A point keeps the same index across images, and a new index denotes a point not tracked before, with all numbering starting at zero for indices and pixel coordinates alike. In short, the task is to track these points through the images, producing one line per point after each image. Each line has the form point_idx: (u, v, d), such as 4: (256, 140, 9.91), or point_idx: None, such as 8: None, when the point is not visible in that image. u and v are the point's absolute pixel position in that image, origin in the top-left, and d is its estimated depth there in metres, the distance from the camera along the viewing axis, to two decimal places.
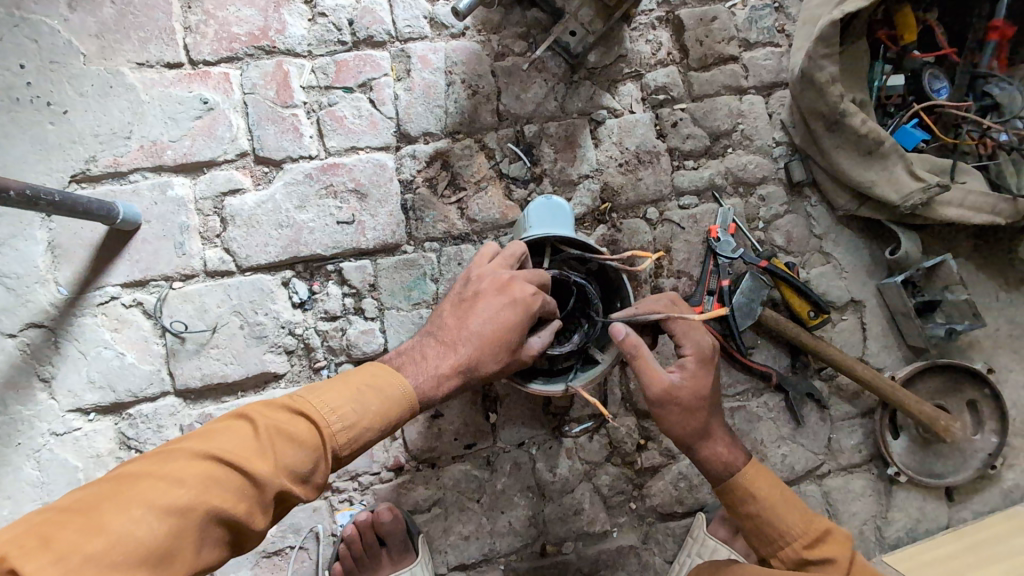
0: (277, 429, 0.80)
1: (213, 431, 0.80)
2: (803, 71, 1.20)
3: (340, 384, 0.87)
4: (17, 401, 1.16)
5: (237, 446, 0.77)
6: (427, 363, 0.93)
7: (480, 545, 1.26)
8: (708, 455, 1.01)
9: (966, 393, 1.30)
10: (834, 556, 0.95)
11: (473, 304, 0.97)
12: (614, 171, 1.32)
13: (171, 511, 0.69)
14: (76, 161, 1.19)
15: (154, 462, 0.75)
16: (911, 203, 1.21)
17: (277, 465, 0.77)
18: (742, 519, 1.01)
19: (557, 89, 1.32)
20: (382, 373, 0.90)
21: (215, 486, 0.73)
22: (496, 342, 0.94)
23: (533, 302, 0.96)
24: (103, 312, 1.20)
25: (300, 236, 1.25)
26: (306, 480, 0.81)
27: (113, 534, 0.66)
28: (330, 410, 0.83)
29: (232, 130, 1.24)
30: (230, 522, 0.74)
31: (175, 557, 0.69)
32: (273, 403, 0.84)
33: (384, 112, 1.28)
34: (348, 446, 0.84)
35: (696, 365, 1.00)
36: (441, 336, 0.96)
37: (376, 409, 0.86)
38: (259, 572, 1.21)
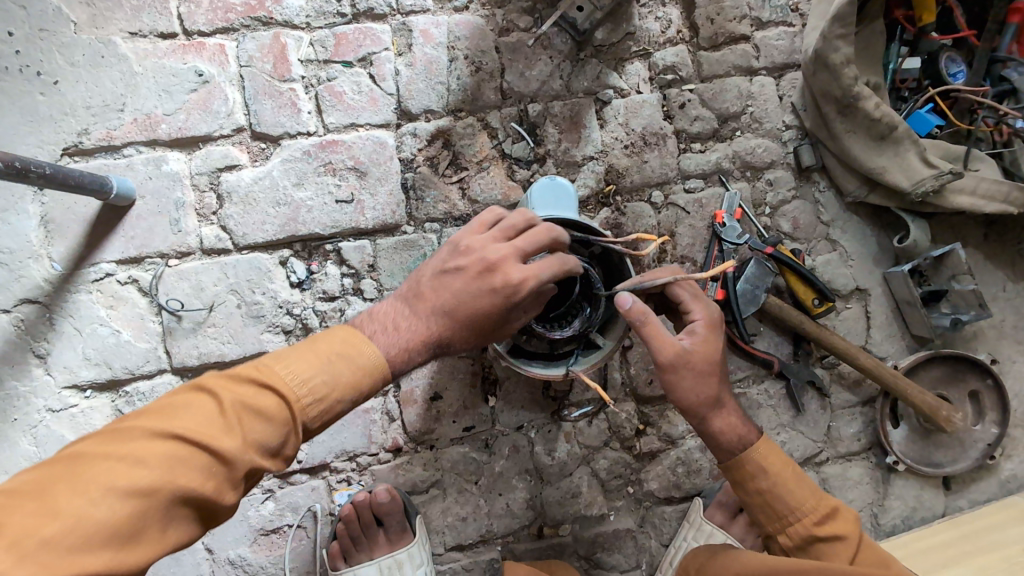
0: (243, 405, 0.75)
1: (174, 405, 0.74)
2: (816, 53, 1.16)
3: (310, 353, 0.81)
4: (13, 377, 1.15)
5: (201, 423, 0.73)
6: (397, 334, 0.86)
7: (478, 526, 1.27)
8: (720, 426, 0.98)
9: (969, 383, 1.29)
10: (844, 533, 0.93)
11: (453, 280, 0.88)
12: (619, 153, 1.29)
13: (133, 492, 0.66)
14: (68, 134, 1.16)
15: (110, 441, 0.70)
16: (923, 190, 1.18)
17: (244, 441, 0.74)
18: (750, 495, 0.99)
19: (563, 67, 1.29)
20: (351, 341, 0.83)
21: (179, 466, 0.69)
22: (468, 325, 0.88)
23: (516, 289, 0.86)
24: (98, 289, 1.19)
25: (299, 214, 1.23)
26: (277, 453, 0.78)
27: (69, 517, 0.63)
28: (300, 382, 0.78)
29: (227, 105, 1.21)
30: (199, 500, 0.71)
31: (142, 536, 0.67)
32: (236, 376, 0.78)
33: (384, 88, 1.25)
34: (319, 417, 0.79)
35: (706, 330, 0.98)
36: (416, 307, 0.89)
37: (347, 379, 0.81)
38: (257, 550, 1.21)
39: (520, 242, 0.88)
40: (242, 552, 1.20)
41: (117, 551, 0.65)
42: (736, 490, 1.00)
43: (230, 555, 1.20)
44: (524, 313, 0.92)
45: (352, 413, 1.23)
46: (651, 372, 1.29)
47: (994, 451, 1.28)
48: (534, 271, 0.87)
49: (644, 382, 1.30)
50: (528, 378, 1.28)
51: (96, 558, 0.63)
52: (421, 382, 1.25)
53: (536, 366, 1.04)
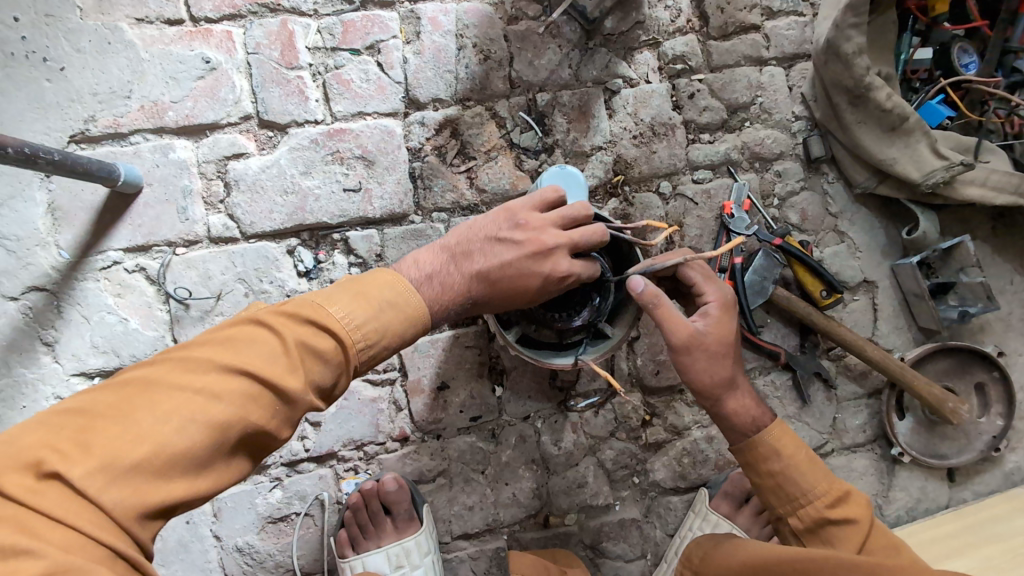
0: (304, 345, 0.73)
1: (236, 338, 0.72)
2: (829, 42, 1.16)
3: (362, 296, 0.79)
4: (21, 364, 1.15)
5: (266, 360, 0.71)
6: (440, 290, 0.87)
7: (485, 515, 1.28)
8: (733, 408, 0.98)
9: (976, 375, 1.30)
10: (856, 517, 0.92)
11: (505, 250, 0.89)
12: (628, 143, 1.29)
13: (208, 425, 0.65)
14: (75, 121, 1.16)
15: (178, 371, 0.68)
16: (933, 182, 1.18)
17: (306, 381, 0.73)
18: (760, 476, 0.99)
19: (572, 55, 1.28)
20: (402, 288, 0.82)
21: (248, 402, 0.68)
22: (506, 296, 0.90)
23: (564, 281, 0.90)
24: (105, 277, 1.19)
25: (307, 203, 1.22)
26: (330, 392, 0.77)
27: (151, 446, 0.62)
28: (357, 326, 0.77)
29: (235, 93, 1.20)
30: (263, 435, 0.71)
31: (214, 467, 0.67)
32: (292, 314, 0.76)
33: (392, 76, 1.24)
34: (371, 360, 0.79)
35: (720, 312, 0.98)
36: (462, 265, 0.89)
37: (400, 325, 0.81)
38: (265, 537, 1.21)
39: (581, 235, 0.90)
40: (249, 540, 1.21)
41: (194, 481, 0.65)
42: (748, 472, 1.00)
43: (238, 542, 1.20)
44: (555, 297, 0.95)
45: (359, 402, 1.23)
46: (658, 363, 1.30)
47: (999, 443, 1.28)
48: (583, 267, 0.91)
49: (650, 373, 1.30)
50: (535, 369, 1.28)
51: (176, 487, 0.64)
52: (428, 372, 1.25)
53: (546, 355, 1.05)
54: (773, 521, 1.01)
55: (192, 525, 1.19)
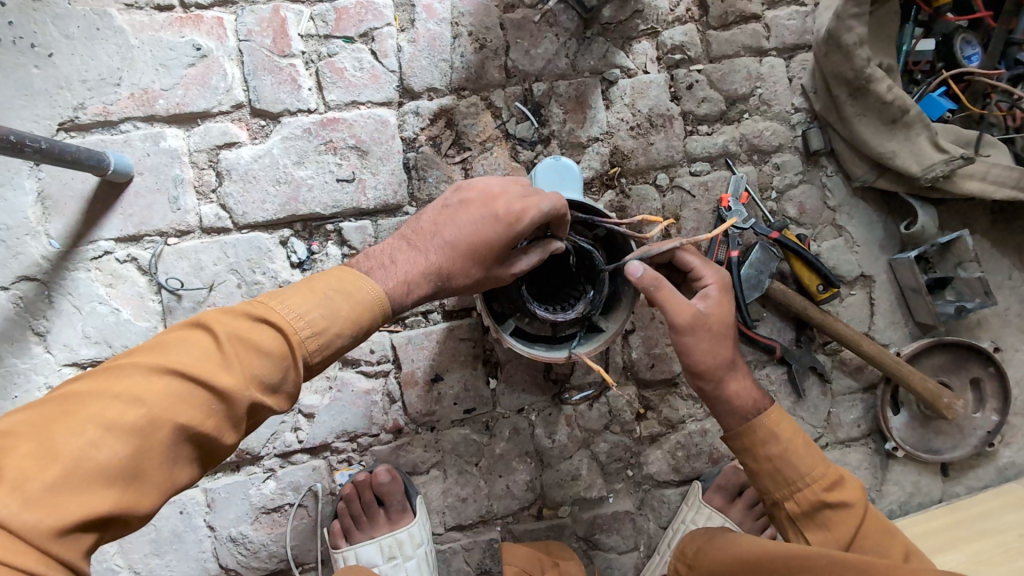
0: (240, 339, 0.72)
1: (168, 342, 0.72)
2: (830, 32, 1.14)
3: (304, 290, 0.79)
4: (12, 354, 1.15)
5: (196, 359, 0.70)
6: (396, 268, 0.86)
7: (478, 507, 1.28)
8: (736, 389, 0.96)
9: (971, 370, 1.29)
10: (851, 501, 0.91)
11: (456, 213, 0.90)
12: (625, 135, 1.27)
13: (131, 430, 0.64)
14: (64, 108, 1.14)
15: (102, 380, 0.67)
16: (932, 176, 1.16)
17: (242, 375, 0.71)
18: (757, 461, 0.95)
19: (569, 45, 1.26)
20: (349, 278, 0.82)
21: (177, 403, 0.67)
22: (469, 256, 0.88)
23: (518, 221, 0.87)
24: (96, 267, 1.18)
25: (299, 193, 1.21)
26: (276, 389, 0.75)
27: (68, 459, 0.61)
28: (296, 317, 0.75)
29: (226, 81, 1.18)
30: (198, 438, 0.69)
31: (144, 476, 0.65)
32: (232, 311, 0.75)
33: (386, 65, 1.22)
34: (318, 353, 0.77)
35: (720, 292, 0.97)
36: (415, 241, 0.89)
37: (347, 314, 0.79)
38: (259, 528, 1.22)
39: (517, 185, 0.92)
40: (243, 530, 1.21)
41: (122, 492, 0.63)
42: (743, 457, 0.97)
43: (232, 532, 1.21)
44: (524, 253, 0.93)
45: (353, 394, 1.23)
46: (653, 357, 1.29)
47: (993, 439, 1.28)
48: (535, 204, 0.87)
49: (645, 366, 1.29)
50: (529, 361, 1.28)
51: (101, 498, 0.62)
52: (422, 363, 1.24)
53: (540, 348, 1.04)
54: (765, 506, 0.99)
55: (185, 515, 1.19)
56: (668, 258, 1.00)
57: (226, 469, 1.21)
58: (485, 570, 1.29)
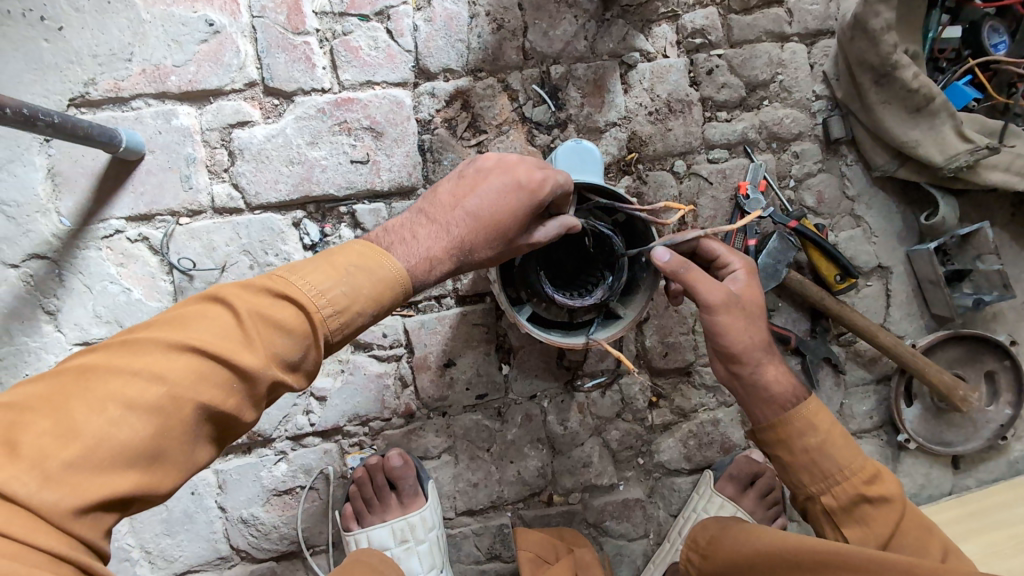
0: (261, 316, 0.70)
1: (186, 316, 0.69)
2: (856, 17, 1.12)
3: (324, 265, 0.76)
4: (23, 333, 1.14)
5: (217, 336, 0.68)
6: (417, 243, 0.83)
7: (489, 493, 1.28)
8: (772, 376, 0.94)
9: (987, 363, 1.28)
10: (890, 495, 0.91)
11: (476, 184, 0.87)
12: (643, 120, 1.25)
13: (152, 409, 0.62)
14: (75, 83, 1.12)
15: (120, 355, 0.65)
16: (956, 165, 1.15)
17: (265, 354, 0.69)
18: (794, 454, 0.94)
19: (588, 27, 1.23)
20: (370, 254, 0.79)
21: (199, 381, 0.65)
22: (492, 228, 0.84)
23: (540, 188, 0.85)
24: (107, 246, 1.16)
25: (313, 174, 1.19)
26: (296, 367, 0.74)
27: (89, 438, 0.59)
28: (319, 293, 0.73)
29: (239, 57, 1.16)
30: (220, 417, 0.68)
31: (166, 455, 0.64)
32: (251, 287, 0.73)
33: (402, 44, 1.20)
34: (340, 331, 0.75)
35: (747, 277, 0.97)
36: (432, 216, 0.86)
37: (369, 292, 0.76)
38: (270, 510, 1.22)
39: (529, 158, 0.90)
40: (254, 512, 1.21)
41: (144, 471, 0.62)
42: (775, 448, 0.96)
43: (243, 514, 1.21)
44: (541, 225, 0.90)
45: (365, 377, 1.22)
46: (666, 345, 1.28)
47: (1006, 432, 1.28)
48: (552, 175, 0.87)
49: (659, 355, 1.29)
50: (542, 347, 1.27)
51: (122, 478, 0.61)
52: (435, 348, 1.23)
53: (556, 334, 1.03)
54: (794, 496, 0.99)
55: (196, 497, 1.19)
56: (693, 245, 0.98)
57: (238, 451, 1.21)
58: (494, 556, 1.30)
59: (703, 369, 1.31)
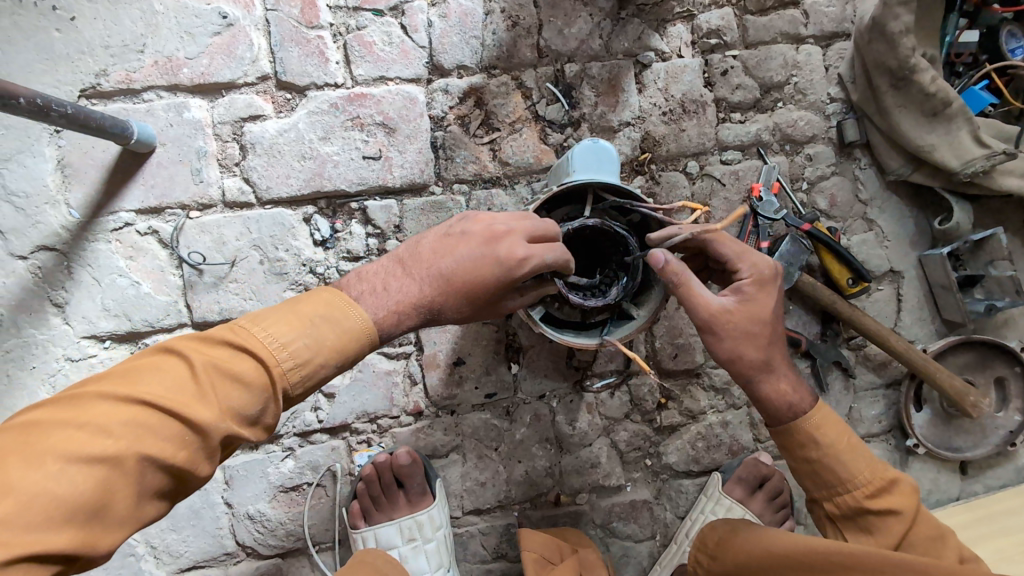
0: (219, 369, 0.70)
1: (142, 369, 0.69)
2: (875, 19, 1.12)
3: (288, 315, 0.76)
4: (30, 325, 1.13)
5: (171, 391, 0.67)
6: (387, 294, 0.81)
7: (496, 492, 1.28)
8: (768, 392, 0.93)
9: (997, 369, 1.28)
10: (899, 508, 0.89)
11: (455, 243, 0.83)
12: (657, 120, 1.25)
13: (97, 464, 0.61)
14: (86, 74, 1.11)
15: (67, 409, 0.64)
16: (971, 170, 1.15)
17: (220, 408, 0.68)
18: (796, 461, 0.95)
19: (603, 26, 1.23)
20: (338, 305, 0.78)
21: (148, 435, 0.64)
22: (461, 293, 0.82)
23: (519, 267, 0.81)
24: (117, 239, 1.15)
25: (325, 169, 1.19)
26: (255, 421, 0.72)
27: (23, 493, 0.57)
28: (280, 345, 0.73)
29: (252, 51, 1.15)
30: (171, 471, 0.66)
31: (108, 511, 0.62)
32: (213, 340, 0.73)
33: (416, 40, 1.19)
34: (301, 384, 0.74)
35: (753, 290, 0.92)
36: (404, 266, 0.83)
37: (332, 343, 0.76)
38: (277, 506, 1.21)
39: (530, 221, 0.85)
40: (261, 508, 1.20)
41: (81, 528, 0.60)
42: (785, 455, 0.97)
43: (250, 510, 1.20)
44: (519, 295, 0.90)
45: (374, 374, 1.22)
46: (676, 347, 1.28)
47: (1015, 438, 1.28)
48: (551, 249, 0.84)
49: (668, 356, 1.28)
50: (552, 347, 1.26)
51: (56, 536, 0.59)
52: (444, 347, 1.23)
53: (569, 334, 1.02)
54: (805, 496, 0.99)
55: (203, 492, 1.19)
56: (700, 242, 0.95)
57: (245, 446, 1.20)
58: (501, 555, 1.30)
59: (713, 371, 1.31)
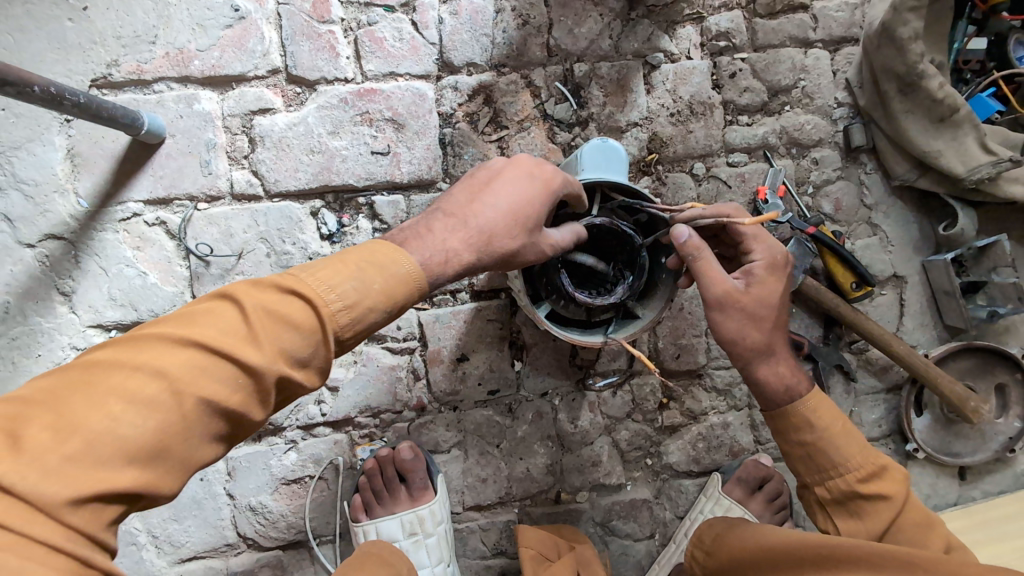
0: (268, 312, 0.68)
1: (194, 313, 0.67)
2: (884, 25, 1.12)
3: (334, 261, 0.73)
4: (36, 312, 1.14)
5: (219, 332, 0.65)
6: (433, 238, 0.81)
7: (498, 488, 1.28)
8: (767, 375, 0.94)
9: (998, 376, 1.29)
10: (889, 493, 0.90)
11: (488, 180, 0.87)
12: (665, 121, 1.25)
13: (155, 403, 0.60)
14: (98, 64, 1.11)
15: (122, 350, 0.63)
16: (977, 177, 1.15)
17: (271, 351, 0.66)
18: (791, 446, 0.95)
19: (613, 26, 1.23)
20: (383, 251, 0.76)
21: (200, 376, 0.62)
22: (513, 219, 0.84)
23: (554, 181, 0.87)
24: (125, 229, 1.16)
25: (333, 163, 1.19)
26: (306, 364, 0.70)
27: (89, 430, 0.57)
28: (328, 288, 0.70)
29: (264, 44, 1.16)
30: (226, 413, 0.65)
31: (169, 453, 0.61)
32: (258, 283, 0.71)
33: (426, 37, 1.20)
34: (350, 329, 0.72)
35: (764, 272, 0.93)
36: (450, 212, 0.84)
37: (380, 288, 0.73)
38: (279, 498, 1.21)
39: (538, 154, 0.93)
40: (263, 500, 1.21)
41: (144, 469, 0.59)
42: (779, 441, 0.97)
43: (251, 502, 1.21)
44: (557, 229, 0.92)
45: (378, 369, 1.22)
46: (679, 347, 1.28)
47: (1014, 444, 1.28)
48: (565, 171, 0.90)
49: (671, 357, 1.29)
50: (555, 346, 1.27)
51: (121, 475, 0.58)
52: (448, 343, 1.23)
53: (574, 332, 1.03)
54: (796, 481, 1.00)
55: (206, 482, 1.19)
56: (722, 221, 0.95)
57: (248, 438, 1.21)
58: (500, 552, 1.30)
59: (715, 372, 1.31)
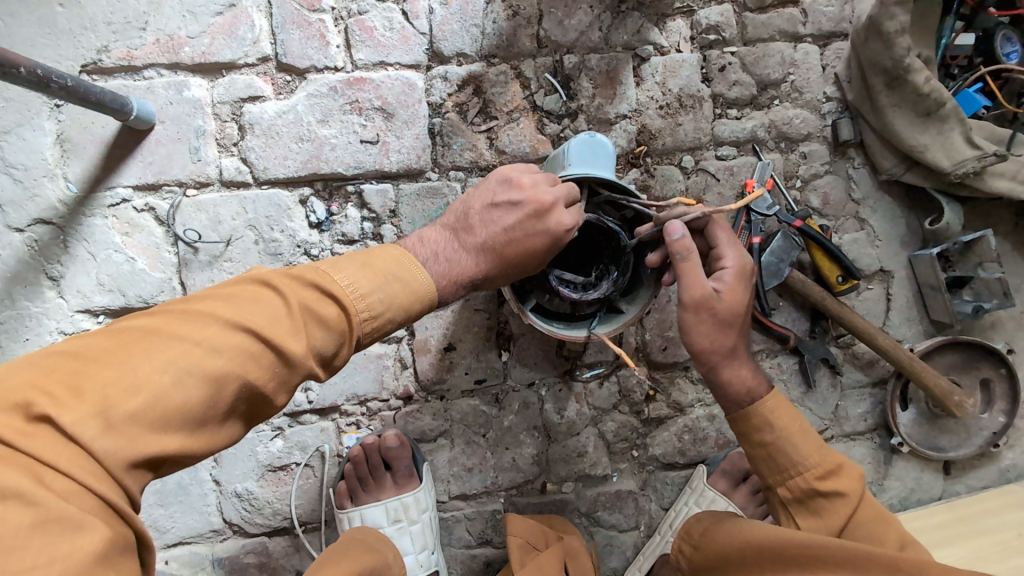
0: (308, 309, 0.71)
1: (241, 296, 0.70)
2: (872, 19, 1.13)
3: (366, 266, 0.77)
4: (25, 297, 1.14)
5: (267, 319, 0.68)
6: (447, 264, 0.86)
7: (483, 478, 1.29)
8: (729, 377, 0.95)
9: (983, 371, 1.30)
10: (846, 490, 0.91)
11: (505, 215, 0.88)
12: (654, 114, 1.26)
13: (209, 378, 0.63)
14: (87, 50, 1.12)
15: (178, 322, 0.65)
16: (963, 171, 1.16)
17: (308, 345, 0.70)
18: (753, 447, 0.96)
19: (603, 18, 1.23)
20: (408, 264, 0.80)
21: (247, 360, 0.65)
22: (513, 266, 0.89)
23: (564, 236, 0.87)
24: (113, 215, 1.16)
25: (322, 152, 1.19)
26: (329, 362, 0.75)
27: (148, 394, 0.59)
28: (360, 295, 0.74)
29: (254, 32, 1.16)
30: (257, 398, 0.68)
31: (210, 425, 0.64)
32: (297, 276, 0.74)
33: (417, 27, 1.20)
34: (373, 334, 0.77)
35: (736, 279, 0.94)
36: (464, 240, 0.88)
37: (403, 301, 0.78)
38: (264, 485, 1.22)
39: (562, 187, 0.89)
40: (250, 486, 1.21)
41: (187, 437, 0.62)
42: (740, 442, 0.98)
43: (237, 488, 1.21)
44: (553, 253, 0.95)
45: (365, 357, 1.23)
46: (665, 339, 1.29)
47: (998, 440, 1.29)
48: (577, 222, 0.88)
49: (658, 349, 1.29)
50: (542, 336, 1.27)
51: (168, 440, 0.60)
52: (435, 332, 1.24)
53: (559, 326, 1.03)
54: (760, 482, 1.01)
55: (192, 469, 1.20)
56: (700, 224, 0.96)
57: None
58: (486, 541, 1.31)
59: None
